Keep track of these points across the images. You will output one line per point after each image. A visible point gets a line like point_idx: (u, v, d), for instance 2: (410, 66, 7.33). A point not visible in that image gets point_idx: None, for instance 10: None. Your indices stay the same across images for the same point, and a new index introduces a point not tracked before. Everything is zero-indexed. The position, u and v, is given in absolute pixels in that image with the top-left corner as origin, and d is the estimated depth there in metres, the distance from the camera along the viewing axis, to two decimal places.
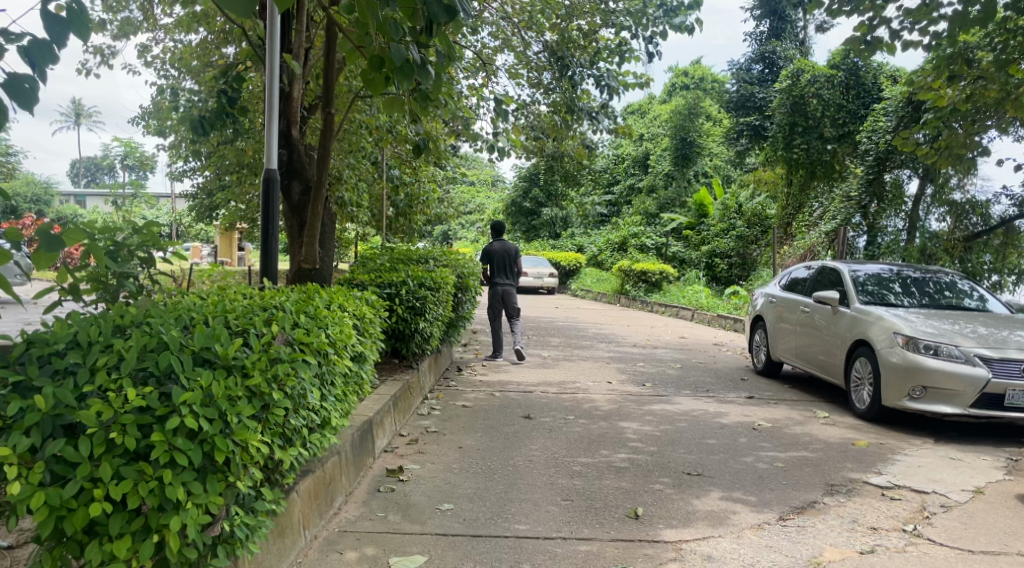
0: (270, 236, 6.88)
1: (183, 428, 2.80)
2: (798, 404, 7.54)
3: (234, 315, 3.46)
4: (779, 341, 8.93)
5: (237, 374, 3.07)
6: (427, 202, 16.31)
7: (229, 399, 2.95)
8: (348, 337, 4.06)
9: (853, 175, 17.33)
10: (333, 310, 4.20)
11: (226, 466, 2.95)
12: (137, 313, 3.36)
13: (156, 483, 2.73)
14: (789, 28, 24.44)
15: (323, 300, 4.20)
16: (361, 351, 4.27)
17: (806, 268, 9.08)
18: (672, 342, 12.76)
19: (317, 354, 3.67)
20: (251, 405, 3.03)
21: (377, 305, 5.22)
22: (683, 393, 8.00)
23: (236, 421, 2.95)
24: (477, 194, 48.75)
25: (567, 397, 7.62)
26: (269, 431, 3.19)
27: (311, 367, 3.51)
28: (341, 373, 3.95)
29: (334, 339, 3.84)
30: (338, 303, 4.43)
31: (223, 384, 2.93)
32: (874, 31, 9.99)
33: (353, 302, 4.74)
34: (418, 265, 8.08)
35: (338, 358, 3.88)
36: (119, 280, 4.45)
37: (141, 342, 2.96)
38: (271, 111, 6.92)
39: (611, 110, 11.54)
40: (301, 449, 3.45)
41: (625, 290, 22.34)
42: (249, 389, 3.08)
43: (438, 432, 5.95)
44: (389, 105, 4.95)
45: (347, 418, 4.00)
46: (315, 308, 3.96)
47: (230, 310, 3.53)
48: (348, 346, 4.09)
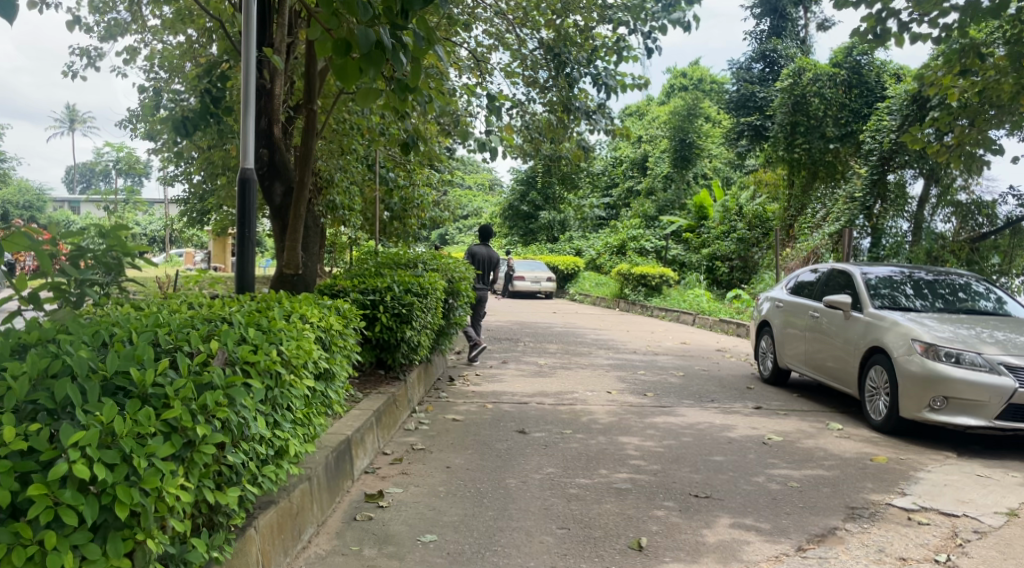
0: (248, 242, 6.44)
1: (74, 479, 2.37)
2: (809, 415, 7.13)
3: (165, 332, 3.05)
4: (786, 348, 8.52)
5: (152, 407, 2.64)
6: (422, 206, 15.89)
7: (137, 439, 2.51)
8: (309, 353, 3.64)
9: (858, 177, 16.95)
10: (295, 323, 3.78)
11: (135, 520, 2.50)
12: (48, 330, 2.96)
13: (38, 549, 2.30)
14: (789, 27, 24.04)
15: (281, 312, 3.80)
16: (325, 368, 3.87)
17: (813, 271, 8.68)
18: (673, 348, 12.34)
19: (266, 375, 3.24)
20: (167, 443, 2.59)
21: (351, 314, 4.82)
22: (687, 403, 7.59)
23: (147, 465, 2.50)
24: (474, 199, 48.35)
25: (564, 409, 7.20)
26: (197, 472, 2.75)
27: (254, 392, 3.08)
28: (300, 395, 3.53)
29: (289, 356, 3.42)
30: (304, 314, 4.01)
31: (129, 419, 2.51)
32: (882, 23, 9.59)
33: (320, 313, 4.33)
34: (405, 270, 7.66)
35: (295, 378, 3.45)
36: (82, 289, 3.95)
37: (38, 367, 2.56)
38: (247, 106, 6.49)
39: (609, 110, 11.10)
40: (246, 487, 3.02)
41: (623, 294, 21.89)
42: (169, 424, 2.65)
43: (425, 450, 5.55)
44: (367, 97, 4.53)
45: (311, 444, 3.58)
46: (270, 322, 3.55)
47: (161, 327, 3.12)
48: (309, 364, 3.66)
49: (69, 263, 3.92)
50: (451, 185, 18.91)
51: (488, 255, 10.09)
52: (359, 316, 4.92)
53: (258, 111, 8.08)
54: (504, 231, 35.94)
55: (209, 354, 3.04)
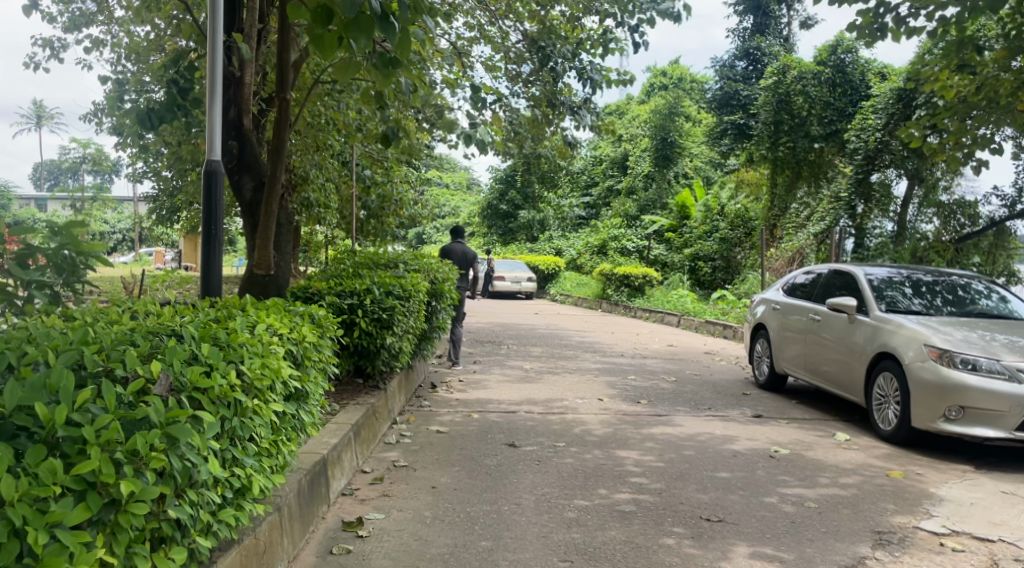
0: (214, 242, 5.95)
1: None
2: (813, 423, 6.76)
3: (94, 351, 2.61)
4: (782, 351, 8.17)
5: (62, 457, 2.22)
6: (401, 204, 15.36)
7: (38, 504, 2.10)
8: (276, 374, 3.19)
9: (843, 176, 16.63)
10: (262, 335, 3.32)
11: None
12: None
13: None
14: (772, 25, 23.79)
15: (244, 322, 3.34)
16: (296, 387, 3.41)
17: (806, 273, 8.41)
18: (661, 351, 11.96)
19: (222, 405, 2.80)
20: (80, 506, 2.18)
21: (327, 319, 4.35)
22: (683, 411, 7.20)
23: (47, 541, 2.10)
24: (451, 197, 47.79)
25: (555, 419, 6.78)
26: (125, 535, 2.33)
27: (205, 427, 2.64)
28: (266, 422, 3.08)
29: (252, 377, 2.97)
30: (272, 325, 3.54)
31: (26, 481, 2.10)
32: (880, 19, 9.26)
33: (291, 320, 3.86)
34: (385, 271, 7.21)
35: (259, 404, 3.00)
36: (29, 292, 3.47)
37: None
38: (214, 94, 5.99)
39: (594, 105, 10.62)
40: (194, 543, 2.60)
41: (606, 294, 21.50)
42: (84, 480, 2.23)
43: (409, 467, 5.10)
44: (343, 70, 4.17)
45: (279, 478, 3.13)
46: (229, 336, 3.09)
47: (91, 344, 2.68)
48: (277, 385, 3.21)
49: (16, 263, 3.45)
50: (430, 184, 18.39)
51: (464, 252, 9.66)
52: (335, 323, 4.45)
53: (227, 100, 7.61)
54: (483, 230, 35.44)
55: (148, 381, 2.60)
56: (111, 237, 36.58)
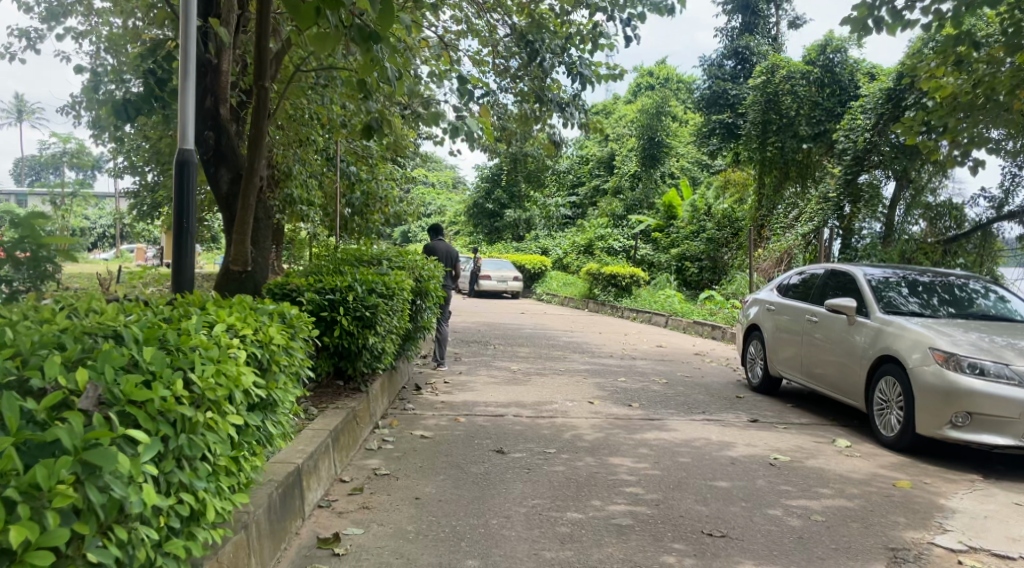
0: (186, 234, 5.60)
1: None
2: (812, 428, 6.52)
3: (11, 360, 2.37)
4: (776, 353, 7.93)
5: None
6: (386, 201, 15.00)
7: None
8: (236, 383, 2.89)
9: (832, 177, 16.42)
10: (220, 338, 3.02)
11: None
12: None
13: None
14: (761, 24, 23.63)
15: (201, 324, 3.03)
16: (261, 396, 3.09)
17: (799, 275, 8.21)
18: (650, 352, 11.68)
19: (164, 421, 2.51)
20: None
21: (304, 319, 4.01)
22: (676, 415, 6.94)
23: None
24: (436, 196, 47.39)
25: (544, 423, 6.50)
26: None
27: (135, 450, 2.36)
28: (224, 439, 2.77)
29: (203, 387, 2.68)
30: (236, 326, 3.24)
31: None
32: (876, 11, 9.03)
33: (259, 319, 3.55)
34: (368, 268, 6.91)
35: (213, 418, 2.71)
36: None
37: None
38: (188, 78, 5.65)
39: (583, 101, 10.32)
40: None
41: (593, 294, 21.23)
42: None
43: (391, 476, 4.81)
44: (321, 43, 3.93)
45: (236, 502, 2.85)
46: (178, 339, 2.80)
47: (15, 349, 2.44)
48: (236, 395, 2.90)
49: None
50: (416, 181, 18.06)
51: (447, 250, 9.37)
52: (310, 322, 4.14)
53: (203, 89, 7.33)
54: (469, 229, 35.09)
55: (72, 393, 2.35)
56: (91, 234, 35.98)
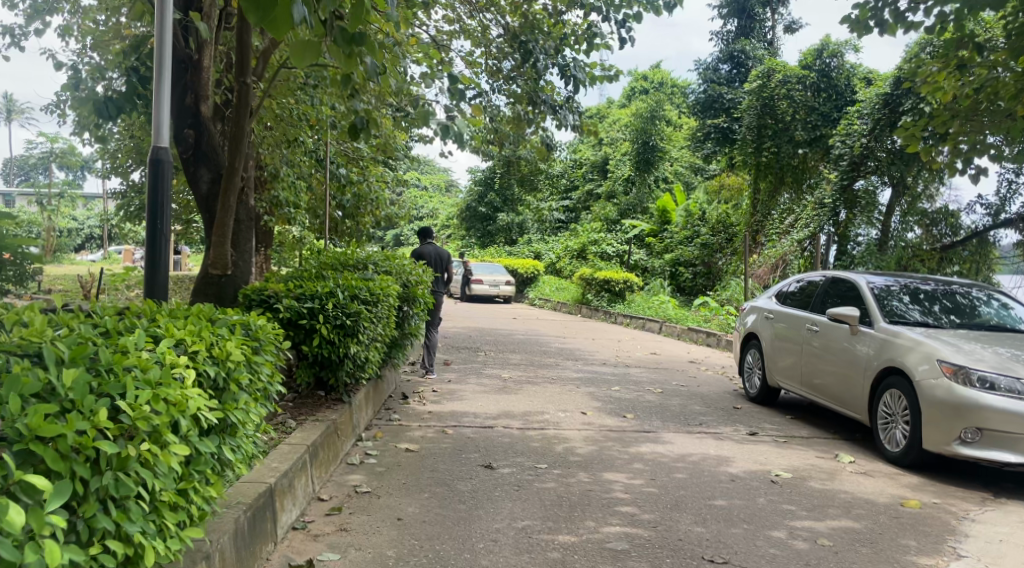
0: (160, 237, 5.34)
1: None
2: (813, 442, 6.28)
3: None
4: (775, 363, 7.70)
5: None
6: (377, 203, 14.70)
7: None
8: (178, 407, 2.64)
9: (828, 183, 16.17)
10: (164, 357, 2.77)
11: None
12: None
13: None
14: (757, 28, 23.50)
15: (142, 341, 2.78)
16: (213, 420, 2.83)
17: (798, 282, 8.00)
18: (644, 360, 11.42)
19: (78, 461, 2.28)
20: None
21: (273, 329, 3.72)
22: (672, 427, 6.69)
23: None
24: (429, 199, 47.12)
25: (535, 436, 6.24)
26: None
27: (35, 500, 2.14)
28: (163, 475, 2.54)
29: (133, 416, 2.44)
30: (187, 341, 2.97)
31: None
32: (878, 13, 8.84)
33: (217, 332, 3.28)
34: (353, 272, 6.65)
35: (148, 451, 2.47)
36: None
37: None
38: (162, 72, 5.38)
39: (577, 104, 10.07)
40: None
41: (586, 299, 20.98)
42: None
43: (373, 493, 4.55)
44: (300, 54, 3.68)
45: (181, 542, 2.61)
46: (107, 363, 2.56)
47: None
48: (181, 422, 2.66)
49: None
50: (408, 184, 17.80)
51: (438, 253, 9.10)
52: (280, 333, 3.85)
53: (183, 86, 7.10)
54: (462, 232, 34.83)
55: None
56: (78, 235, 35.57)
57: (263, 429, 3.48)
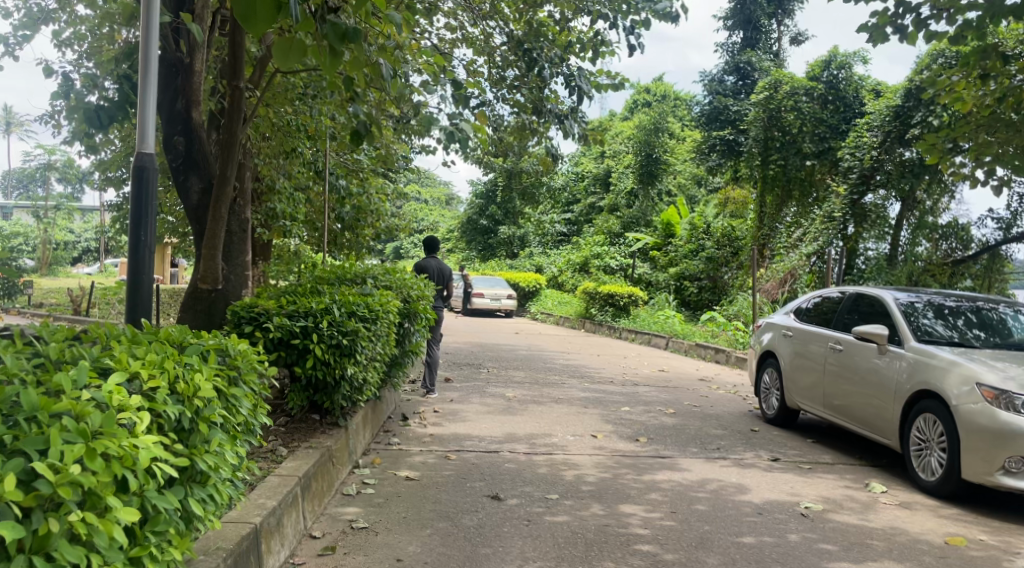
0: (144, 249, 4.99)
1: None
2: (840, 471, 5.89)
3: None
4: (794, 383, 7.32)
5: None
6: (377, 216, 14.35)
7: None
8: (126, 462, 2.27)
9: (835, 195, 15.75)
10: (110, 398, 2.39)
11: None
12: None
13: None
14: (762, 39, 23.20)
15: (83, 380, 2.39)
16: (169, 475, 2.45)
17: (818, 297, 7.62)
18: (653, 377, 11.03)
19: None
20: None
21: (251, 351, 3.29)
22: (688, 453, 6.30)
23: None
24: (430, 212, 46.80)
25: (543, 462, 5.85)
26: None
27: None
28: (102, 547, 2.17)
29: (55, 482, 2.07)
30: (143, 376, 2.58)
31: None
32: (897, 20, 8.50)
33: (185, 362, 2.87)
34: (351, 287, 6.27)
35: (80, 522, 2.11)
36: None
37: None
38: (146, 74, 5.03)
39: (582, 114, 9.71)
40: None
41: (590, 314, 20.58)
42: None
43: (370, 530, 4.16)
44: (285, 54, 3.41)
45: None
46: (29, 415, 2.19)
47: None
48: (126, 481, 2.28)
49: None
50: (408, 197, 17.44)
51: (440, 268, 8.75)
52: (265, 356, 3.44)
53: (174, 91, 6.77)
54: (462, 246, 34.49)
55: None
56: (75, 249, 35.20)
57: (246, 467, 3.10)
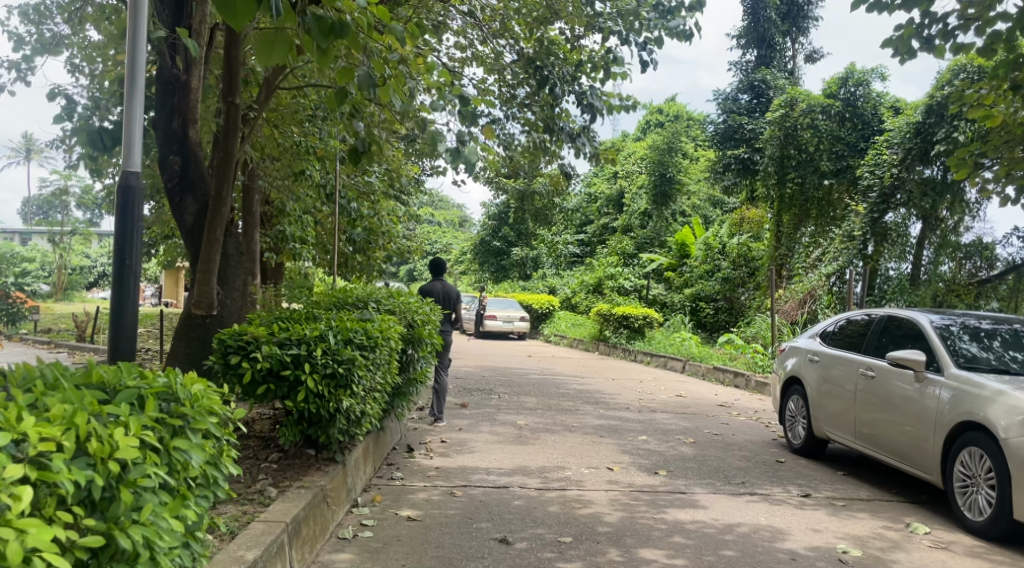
0: (128, 273, 4.57)
1: None
2: (877, 509, 5.47)
3: None
4: (821, 412, 6.90)
5: None
6: (389, 237, 14.07)
7: None
8: None
9: (855, 214, 15.33)
10: None
11: None
12: None
13: None
14: (778, 57, 22.89)
15: None
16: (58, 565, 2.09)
17: (844, 319, 7.21)
18: (670, 403, 10.61)
19: None
20: None
21: (211, 393, 2.88)
22: (711, 488, 5.90)
23: None
24: (443, 234, 46.61)
25: (556, 498, 5.46)
26: None
27: None
28: None
29: None
30: (33, 438, 2.18)
31: None
32: (923, 32, 8.14)
33: (107, 413, 2.48)
34: (352, 312, 5.95)
35: None
36: None
37: None
38: (133, 85, 4.61)
39: (594, 133, 9.37)
40: None
41: (604, 336, 20.14)
42: None
43: None
44: (268, 50, 3.17)
45: None
46: None
47: None
48: None
49: None
50: (419, 218, 17.15)
51: (445, 290, 8.42)
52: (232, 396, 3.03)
53: (169, 108, 6.48)
54: (476, 267, 34.21)
55: None
56: (90, 274, 35.16)
57: (205, 528, 2.73)
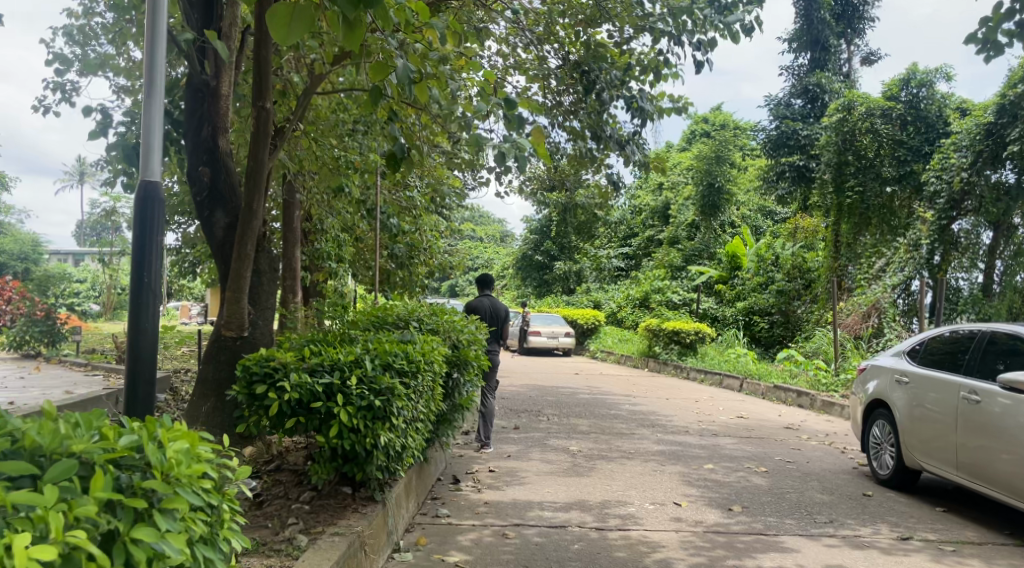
0: (147, 293, 3.99)
1: None
2: (992, 555, 4.75)
3: None
4: (912, 440, 6.18)
5: None
6: (430, 252, 13.62)
7: None
8: None
9: (921, 222, 14.47)
10: None
11: None
12: None
13: None
14: (832, 59, 22.06)
15: None
16: None
17: (932, 335, 6.51)
18: (731, 425, 9.91)
19: None
20: None
21: (185, 456, 2.30)
22: (795, 527, 5.23)
23: None
24: (485, 250, 46.25)
25: (620, 541, 4.85)
26: None
27: None
28: None
29: None
30: None
31: None
32: (1013, 16, 7.36)
33: (21, 505, 1.93)
34: (391, 332, 5.45)
35: None
36: None
37: None
38: (154, 80, 4.07)
39: (644, 139, 8.79)
40: None
41: (653, 352, 19.38)
42: None
43: None
44: (285, 24, 2.74)
45: None
46: None
47: None
48: None
49: None
50: (461, 232, 16.67)
51: (493, 306, 7.87)
52: (219, 456, 2.46)
53: (198, 117, 6.07)
54: (519, 281, 33.68)
55: None
56: None
57: None
